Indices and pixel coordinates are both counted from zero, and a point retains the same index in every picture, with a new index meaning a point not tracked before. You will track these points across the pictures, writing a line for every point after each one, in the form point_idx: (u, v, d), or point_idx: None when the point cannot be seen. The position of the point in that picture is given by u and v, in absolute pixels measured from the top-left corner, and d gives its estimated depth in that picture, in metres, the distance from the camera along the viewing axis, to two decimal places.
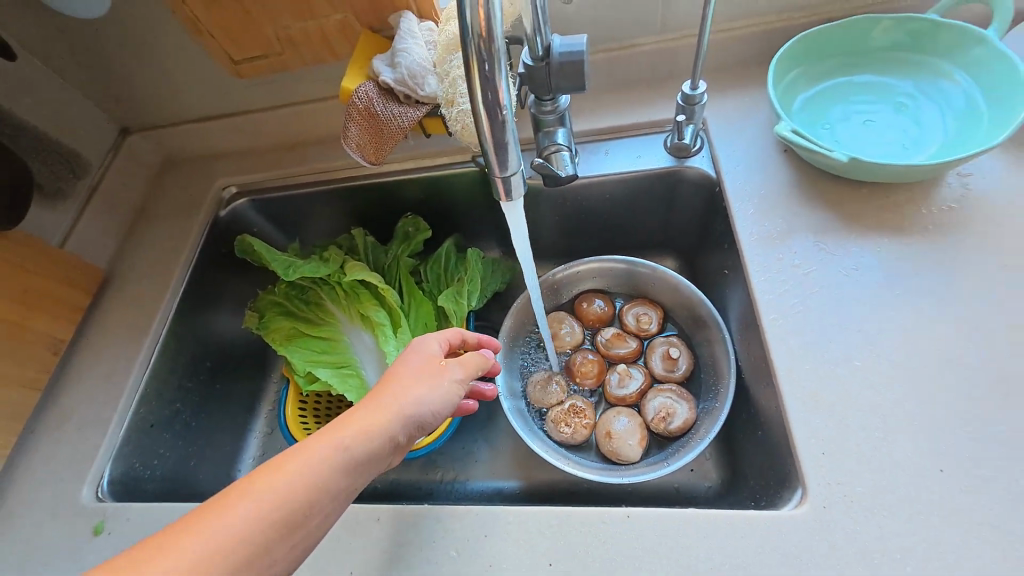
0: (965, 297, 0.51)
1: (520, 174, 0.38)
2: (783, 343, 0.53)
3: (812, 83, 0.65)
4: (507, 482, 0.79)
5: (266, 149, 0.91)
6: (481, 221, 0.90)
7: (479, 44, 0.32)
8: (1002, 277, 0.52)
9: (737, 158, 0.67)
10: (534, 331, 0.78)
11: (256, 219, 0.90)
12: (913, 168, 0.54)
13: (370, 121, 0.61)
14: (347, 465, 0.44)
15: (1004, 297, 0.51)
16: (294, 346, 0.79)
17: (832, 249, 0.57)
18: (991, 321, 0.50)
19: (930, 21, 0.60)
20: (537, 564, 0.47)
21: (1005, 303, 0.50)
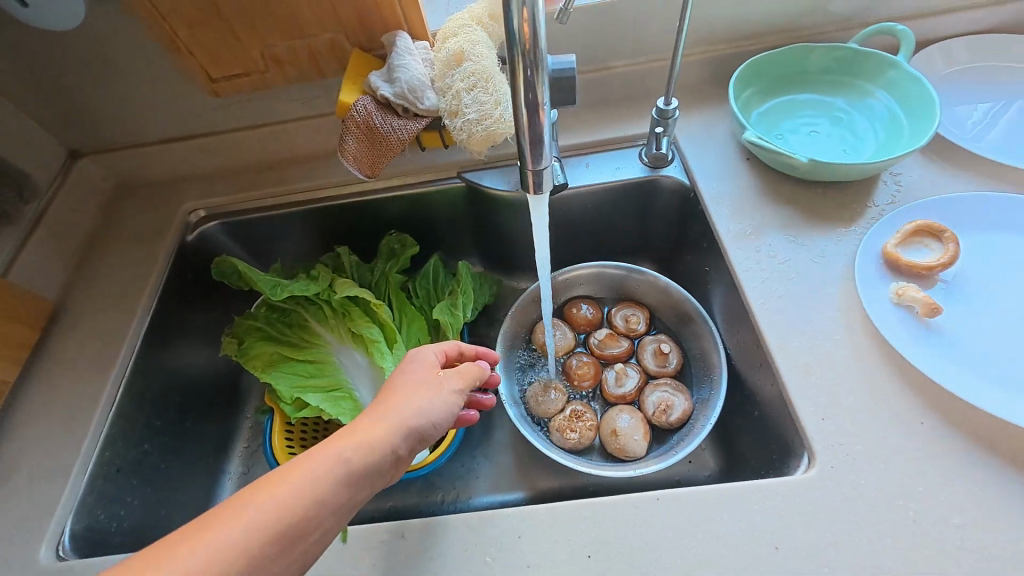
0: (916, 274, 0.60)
1: (550, 167, 0.42)
2: (772, 326, 0.58)
3: (764, 101, 0.74)
4: (512, 494, 0.76)
5: (236, 171, 0.88)
6: (464, 236, 0.90)
7: (524, 51, 0.35)
8: None
9: (706, 166, 0.74)
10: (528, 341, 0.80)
11: (226, 243, 0.85)
12: (860, 167, 0.62)
13: (369, 134, 0.61)
14: (350, 473, 0.42)
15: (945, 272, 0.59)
16: (277, 371, 0.74)
17: (801, 240, 0.64)
18: (937, 293, 0.58)
19: (854, 49, 0.71)
20: (576, 558, 0.47)
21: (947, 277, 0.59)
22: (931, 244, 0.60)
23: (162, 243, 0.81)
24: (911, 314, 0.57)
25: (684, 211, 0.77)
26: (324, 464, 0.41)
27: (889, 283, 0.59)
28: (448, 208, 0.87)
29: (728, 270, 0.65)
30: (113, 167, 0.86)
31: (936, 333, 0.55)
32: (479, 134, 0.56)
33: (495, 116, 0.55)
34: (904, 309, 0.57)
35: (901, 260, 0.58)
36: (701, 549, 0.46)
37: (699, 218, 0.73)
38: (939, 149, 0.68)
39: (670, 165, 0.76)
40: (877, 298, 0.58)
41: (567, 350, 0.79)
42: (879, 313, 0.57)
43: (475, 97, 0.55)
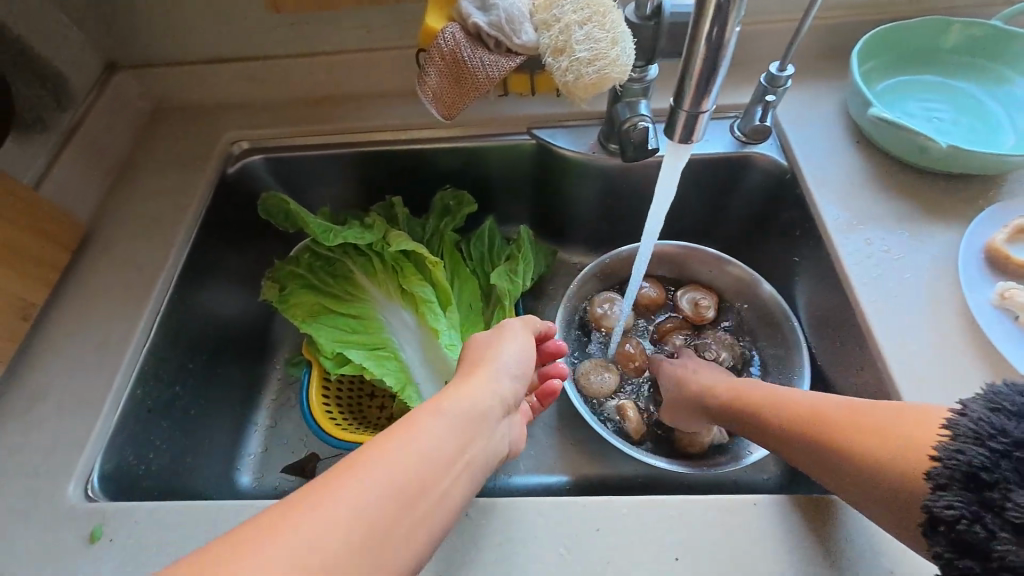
0: None
1: (707, 115, 0.35)
2: (886, 328, 0.52)
3: (886, 78, 0.65)
4: (557, 477, 0.69)
5: (283, 103, 0.80)
6: (521, 201, 0.83)
7: None
8: None
9: (810, 146, 0.66)
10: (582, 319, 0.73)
11: (267, 180, 0.78)
12: (1003, 160, 0.55)
13: (452, 68, 0.54)
14: (456, 426, 0.40)
15: None
16: (319, 323, 0.69)
17: (918, 237, 0.58)
18: None
19: (999, 28, 0.62)
20: (660, 559, 0.43)
21: None
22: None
23: (202, 173, 0.75)
24: (1010, 319, 0.51)
25: (774, 195, 0.69)
26: (427, 430, 0.39)
27: (993, 284, 0.53)
28: (509, 167, 0.79)
29: (831, 262, 0.59)
30: (152, 86, 0.79)
31: None
32: (588, 77, 0.48)
33: (609, 56, 0.47)
34: (1003, 313, 0.51)
35: (1009, 259, 0.53)
36: (805, 564, 0.42)
37: (795, 203, 0.66)
38: None
39: (767, 141, 0.68)
40: (977, 300, 0.52)
41: (627, 331, 0.73)
42: (977, 313, 0.52)
43: (589, 32, 0.48)
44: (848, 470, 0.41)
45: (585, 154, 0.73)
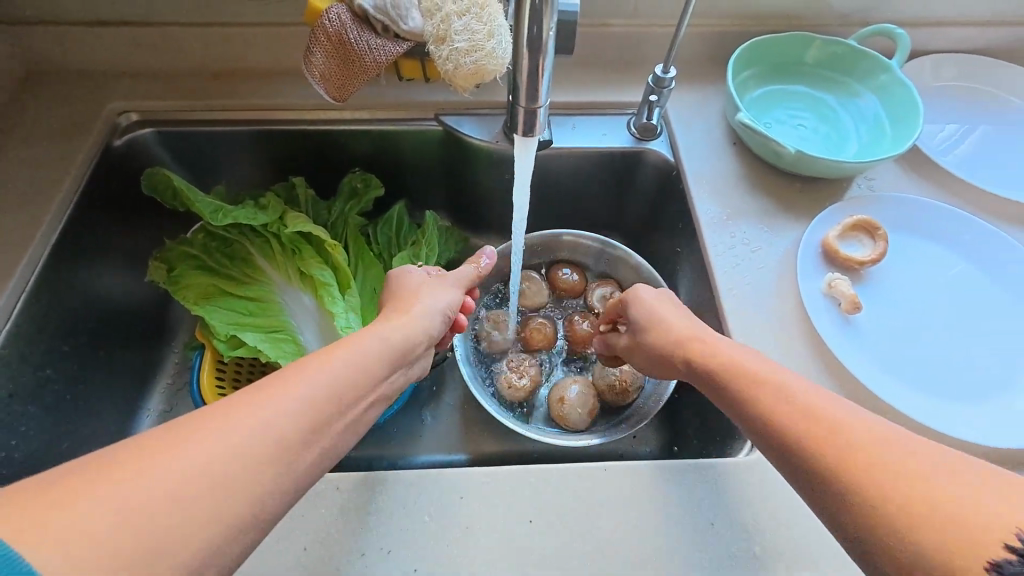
0: (873, 278, 0.61)
1: (544, 110, 0.40)
2: (736, 313, 0.59)
3: (759, 86, 0.72)
4: (454, 455, 0.72)
5: (179, 74, 0.76)
6: (432, 186, 0.83)
7: None
8: (897, 262, 0.63)
9: (692, 145, 0.72)
10: (499, 293, 0.75)
11: (159, 155, 0.75)
12: (842, 165, 0.62)
13: (341, 50, 0.54)
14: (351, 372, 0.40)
15: (898, 278, 0.61)
16: (211, 305, 0.68)
17: (772, 231, 0.64)
18: (891, 301, 0.60)
19: (852, 46, 0.70)
20: (517, 523, 0.46)
21: (899, 283, 0.61)
22: (864, 240, 0.62)
23: (82, 145, 0.70)
24: (835, 306, 0.59)
25: (663, 190, 0.74)
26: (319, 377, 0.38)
27: (824, 275, 0.61)
28: (418, 152, 0.79)
29: (700, 252, 0.65)
30: (24, 46, 0.73)
31: (853, 328, 0.58)
32: (466, 67, 0.50)
33: (485, 48, 0.49)
34: (830, 301, 0.59)
35: (837, 253, 0.60)
36: (642, 522, 0.47)
37: (677, 197, 0.71)
38: (913, 160, 0.70)
39: (657, 139, 0.73)
40: (811, 289, 0.60)
41: (535, 311, 0.75)
42: (809, 301, 0.59)
43: (466, 23, 0.49)
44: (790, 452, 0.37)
45: (489, 143, 0.74)
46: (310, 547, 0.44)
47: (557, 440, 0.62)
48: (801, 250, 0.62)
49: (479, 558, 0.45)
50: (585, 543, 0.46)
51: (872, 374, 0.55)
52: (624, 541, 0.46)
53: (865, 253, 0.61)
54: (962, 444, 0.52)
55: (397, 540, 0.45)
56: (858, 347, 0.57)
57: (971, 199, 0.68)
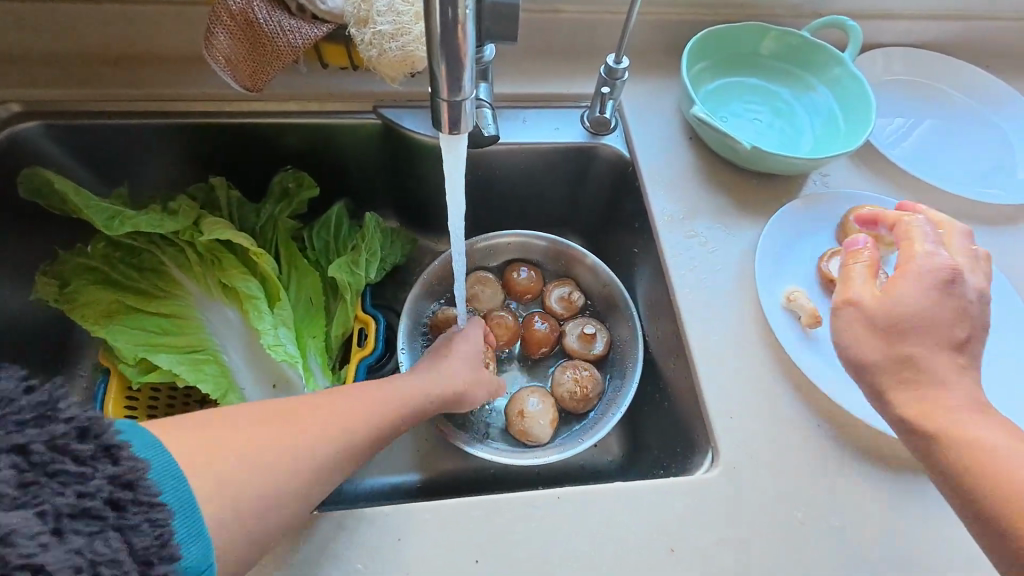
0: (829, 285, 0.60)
1: (471, 103, 0.33)
2: (694, 317, 0.56)
3: (714, 78, 0.69)
4: (404, 476, 0.66)
5: (70, 58, 0.66)
6: (375, 185, 0.77)
7: None
8: None
9: (648, 139, 0.68)
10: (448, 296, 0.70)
11: (49, 152, 0.65)
12: (797, 161, 0.60)
13: (247, 31, 0.47)
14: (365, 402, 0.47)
15: None
16: (115, 325, 0.59)
17: (730, 231, 0.62)
18: None
19: (806, 37, 0.68)
20: (462, 563, 0.42)
21: None
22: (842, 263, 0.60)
23: None
24: (796, 321, 0.56)
25: (620, 187, 0.71)
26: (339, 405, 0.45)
27: (782, 288, 0.58)
28: (356, 147, 0.72)
29: (657, 254, 0.62)
30: None
31: (816, 344, 0.55)
32: (392, 53, 0.44)
33: (412, 32, 0.44)
34: (791, 315, 0.56)
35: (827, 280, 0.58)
36: (599, 553, 0.43)
37: (633, 196, 0.68)
38: (865, 155, 0.70)
39: (611, 133, 0.69)
40: (770, 303, 0.57)
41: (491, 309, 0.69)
42: (769, 316, 0.56)
43: (390, 4, 0.43)
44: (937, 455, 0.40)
45: (433, 138, 0.69)
46: None
47: (508, 460, 0.57)
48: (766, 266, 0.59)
49: None
50: None
51: (834, 387, 0.52)
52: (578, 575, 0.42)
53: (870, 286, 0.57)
54: None
55: None
56: (822, 356, 0.54)
57: (920, 194, 0.68)
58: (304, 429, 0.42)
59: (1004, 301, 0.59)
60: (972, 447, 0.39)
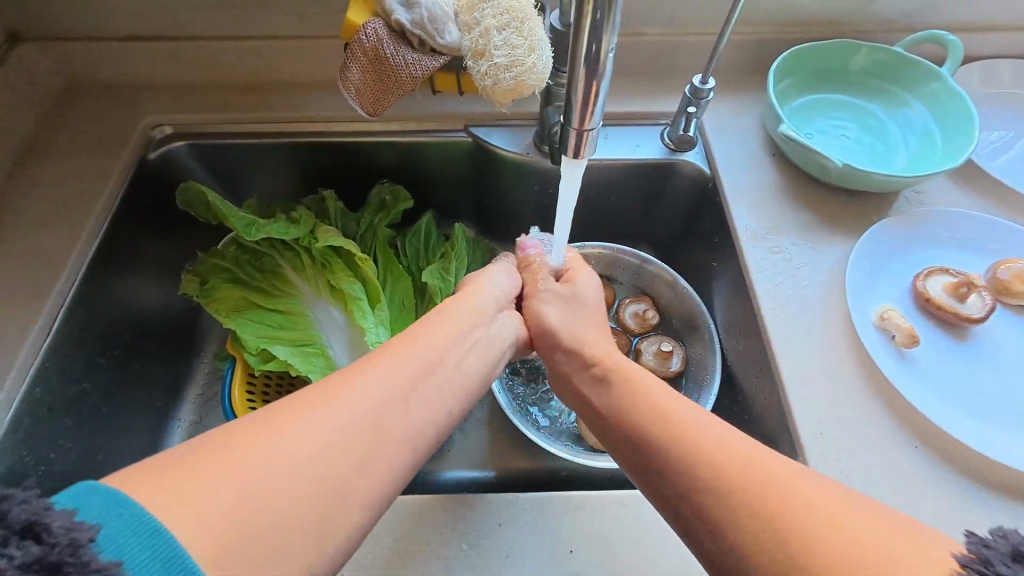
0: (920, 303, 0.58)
1: (595, 132, 0.38)
2: (783, 334, 0.56)
3: (800, 95, 0.69)
4: (483, 472, 0.70)
5: (212, 86, 0.77)
6: (460, 198, 0.82)
7: None
8: None
9: (729, 156, 0.70)
10: None
11: (191, 167, 0.75)
12: (892, 178, 0.59)
13: (376, 65, 0.54)
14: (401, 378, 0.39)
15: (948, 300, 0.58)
16: (242, 319, 0.68)
17: (816, 247, 0.62)
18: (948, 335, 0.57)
19: (900, 54, 0.67)
20: (557, 552, 0.45)
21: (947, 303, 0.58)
22: (942, 277, 0.58)
23: (117, 159, 0.71)
24: (889, 339, 0.56)
25: (699, 202, 0.72)
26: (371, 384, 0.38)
27: (874, 305, 0.58)
28: (447, 164, 0.78)
29: (740, 268, 0.63)
30: (64, 61, 0.75)
31: (910, 364, 0.54)
32: (506, 82, 0.49)
33: (526, 63, 0.48)
34: (884, 333, 0.56)
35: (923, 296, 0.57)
36: (689, 557, 0.45)
37: (714, 211, 0.69)
38: (964, 172, 0.67)
39: (692, 151, 0.71)
40: (862, 321, 0.56)
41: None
42: (862, 333, 0.56)
43: (506, 37, 0.48)
44: (655, 457, 0.38)
45: (519, 155, 0.73)
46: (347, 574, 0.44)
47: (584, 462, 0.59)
48: (854, 278, 0.59)
49: None
50: None
51: (930, 409, 0.51)
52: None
53: (976, 306, 0.56)
54: None
55: (434, 566, 0.44)
56: (916, 379, 0.53)
57: None
58: (304, 452, 0.33)
59: None
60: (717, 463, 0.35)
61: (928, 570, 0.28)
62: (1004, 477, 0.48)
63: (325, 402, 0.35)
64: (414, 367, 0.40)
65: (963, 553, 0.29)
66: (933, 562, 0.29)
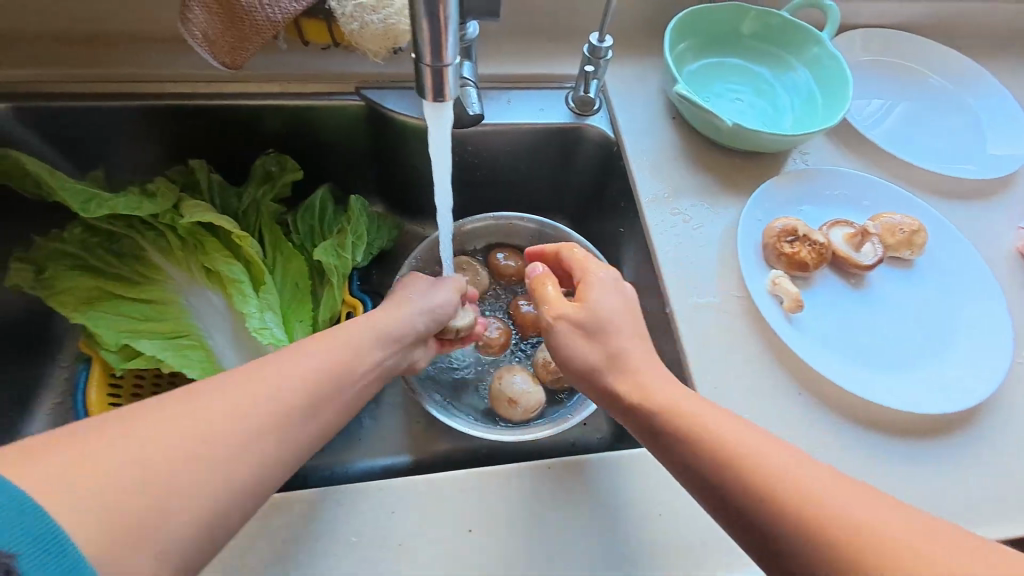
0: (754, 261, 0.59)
1: (455, 69, 0.34)
2: (683, 295, 0.57)
3: (696, 58, 0.70)
4: (396, 458, 0.66)
5: (40, 38, 0.64)
6: (360, 170, 0.76)
7: None
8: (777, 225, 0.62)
9: (631, 119, 0.69)
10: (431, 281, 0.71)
11: (18, 135, 0.62)
12: (779, 138, 0.61)
13: (223, 6, 0.46)
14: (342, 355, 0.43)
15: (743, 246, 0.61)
16: (94, 312, 0.58)
17: (713, 208, 0.63)
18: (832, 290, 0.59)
19: (785, 18, 0.69)
20: (456, 532, 0.43)
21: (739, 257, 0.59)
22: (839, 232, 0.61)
23: None
24: (778, 305, 0.57)
25: (606, 168, 0.71)
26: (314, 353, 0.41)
27: (767, 272, 0.59)
28: (340, 130, 0.71)
29: (643, 232, 0.63)
30: None
31: (800, 326, 0.56)
32: (375, 26, 0.44)
33: (394, 4, 0.43)
34: (774, 299, 0.57)
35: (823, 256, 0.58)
36: (591, 521, 0.44)
37: (618, 176, 0.69)
38: (843, 134, 0.71)
39: (596, 114, 0.69)
40: (754, 286, 0.57)
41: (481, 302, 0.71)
42: (754, 295, 0.57)
43: None
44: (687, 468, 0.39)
45: (417, 119, 0.68)
46: None
47: (492, 434, 0.58)
48: (745, 245, 0.59)
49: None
50: (528, 551, 0.42)
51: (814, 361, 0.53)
52: (574, 543, 0.43)
53: (869, 254, 0.59)
54: (890, 412, 0.52)
55: (319, 565, 0.40)
56: (806, 337, 0.55)
57: (894, 171, 0.70)
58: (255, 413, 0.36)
59: (978, 273, 0.61)
60: (810, 493, 0.35)
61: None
62: (873, 413, 0.52)
63: (183, 442, 0.33)
64: (322, 374, 0.41)
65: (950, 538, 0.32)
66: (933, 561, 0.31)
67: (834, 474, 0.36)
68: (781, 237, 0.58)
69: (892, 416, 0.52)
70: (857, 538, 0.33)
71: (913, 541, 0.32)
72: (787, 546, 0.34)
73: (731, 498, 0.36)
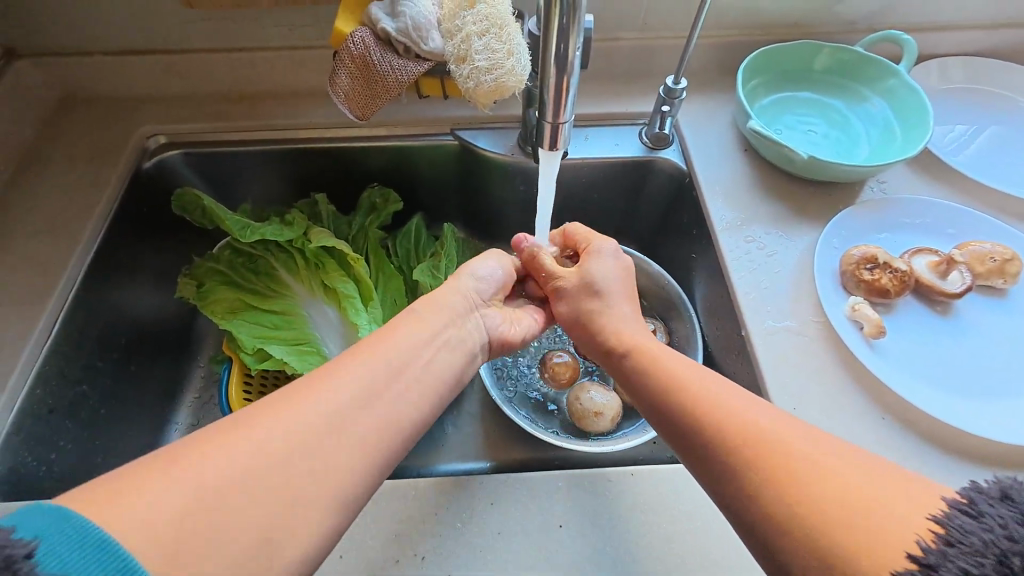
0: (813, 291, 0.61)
1: (567, 125, 0.47)
2: (758, 318, 0.59)
3: (767, 94, 0.73)
4: (477, 463, 0.71)
5: (205, 98, 0.79)
6: (449, 200, 0.85)
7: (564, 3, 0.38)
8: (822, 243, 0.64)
9: (704, 152, 0.73)
10: None
11: (186, 176, 0.77)
12: (855, 167, 0.63)
13: (363, 71, 0.56)
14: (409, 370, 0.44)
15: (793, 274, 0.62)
16: (237, 320, 0.69)
17: (787, 235, 0.65)
18: (915, 318, 0.59)
19: (859, 53, 0.71)
20: (548, 526, 0.47)
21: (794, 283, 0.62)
22: (923, 259, 0.61)
23: (114, 168, 0.73)
24: (858, 330, 0.58)
25: (677, 197, 0.75)
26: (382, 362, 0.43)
27: (845, 298, 0.60)
28: (436, 166, 0.81)
29: (717, 258, 0.66)
30: (60, 76, 0.77)
31: (881, 353, 0.56)
32: (487, 84, 0.52)
33: (505, 66, 0.51)
34: (854, 324, 0.58)
35: (908, 282, 0.59)
36: (673, 528, 0.47)
37: (691, 204, 0.72)
38: (924, 163, 0.71)
39: (669, 148, 0.74)
40: (833, 312, 0.59)
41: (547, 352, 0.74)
42: (834, 322, 0.58)
43: (486, 42, 0.51)
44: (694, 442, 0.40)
45: (504, 156, 0.76)
46: (345, 555, 0.46)
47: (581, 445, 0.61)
48: (816, 271, 0.62)
49: (510, 562, 0.46)
50: (615, 549, 0.46)
51: (895, 386, 0.54)
52: (658, 547, 0.46)
53: (956, 281, 0.59)
54: (986, 442, 0.51)
55: (430, 546, 0.46)
56: (888, 363, 0.56)
57: (983, 199, 0.68)
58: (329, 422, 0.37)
59: None
60: (780, 448, 0.36)
61: (914, 538, 0.29)
62: (964, 443, 0.52)
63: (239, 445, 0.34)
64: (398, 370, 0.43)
65: (938, 514, 0.30)
66: (905, 532, 0.30)
67: (810, 440, 0.37)
68: (860, 265, 0.60)
69: (987, 446, 0.51)
70: (822, 497, 0.33)
71: (886, 505, 0.31)
72: (752, 503, 0.36)
73: (702, 448, 0.39)
